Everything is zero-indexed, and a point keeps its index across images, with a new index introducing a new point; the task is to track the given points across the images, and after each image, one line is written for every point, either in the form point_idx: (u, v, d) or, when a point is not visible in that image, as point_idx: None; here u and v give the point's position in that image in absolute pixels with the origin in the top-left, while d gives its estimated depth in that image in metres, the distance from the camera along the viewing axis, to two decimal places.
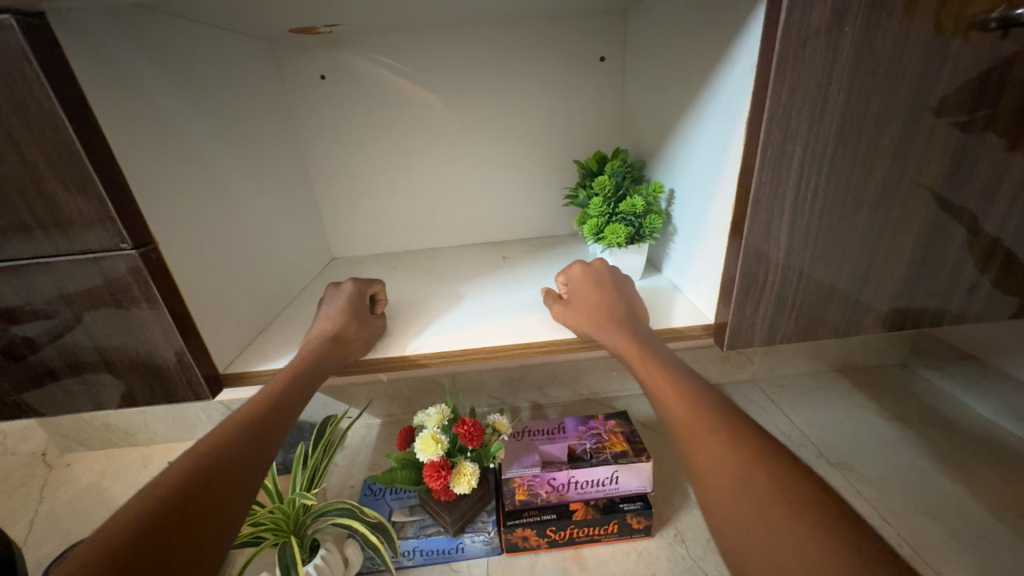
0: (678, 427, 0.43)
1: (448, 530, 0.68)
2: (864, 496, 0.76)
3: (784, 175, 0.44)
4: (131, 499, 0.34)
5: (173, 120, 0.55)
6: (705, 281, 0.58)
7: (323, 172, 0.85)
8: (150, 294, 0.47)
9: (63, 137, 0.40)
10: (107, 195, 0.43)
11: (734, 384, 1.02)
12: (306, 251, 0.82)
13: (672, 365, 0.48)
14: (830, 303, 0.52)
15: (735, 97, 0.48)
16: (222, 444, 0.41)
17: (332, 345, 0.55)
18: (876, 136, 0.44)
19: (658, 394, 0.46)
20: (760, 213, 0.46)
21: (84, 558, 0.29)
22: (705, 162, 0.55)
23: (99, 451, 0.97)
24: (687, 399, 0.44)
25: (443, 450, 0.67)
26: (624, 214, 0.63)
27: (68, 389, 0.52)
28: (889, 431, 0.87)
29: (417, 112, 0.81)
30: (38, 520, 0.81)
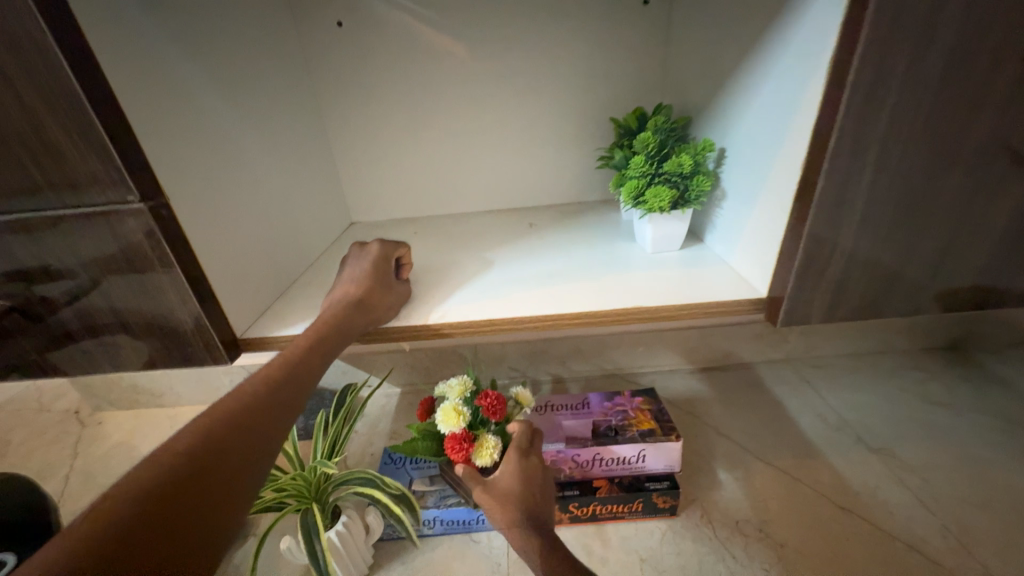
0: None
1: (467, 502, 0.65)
2: (906, 484, 0.71)
3: (871, 127, 0.38)
4: (141, 462, 0.32)
5: (183, 67, 0.51)
6: (758, 250, 0.52)
7: (341, 131, 0.81)
8: (162, 252, 0.45)
9: (59, 75, 0.36)
10: (112, 144, 0.40)
11: (767, 364, 0.97)
12: (324, 215, 0.79)
13: None
14: (903, 276, 0.46)
15: (813, 34, 0.41)
16: (235, 413, 0.38)
17: (354, 311, 0.52)
18: (987, 78, 0.37)
19: None
20: (836, 172, 0.40)
21: (82, 532, 0.27)
22: (767, 115, 0.49)
23: (128, 410, 0.99)
24: None
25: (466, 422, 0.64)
26: (669, 176, 0.57)
27: (89, 351, 0.51)
28: (935, 418, 0.82)
29: (440, 64, 0.76)
30: (73, 475, 0.84)
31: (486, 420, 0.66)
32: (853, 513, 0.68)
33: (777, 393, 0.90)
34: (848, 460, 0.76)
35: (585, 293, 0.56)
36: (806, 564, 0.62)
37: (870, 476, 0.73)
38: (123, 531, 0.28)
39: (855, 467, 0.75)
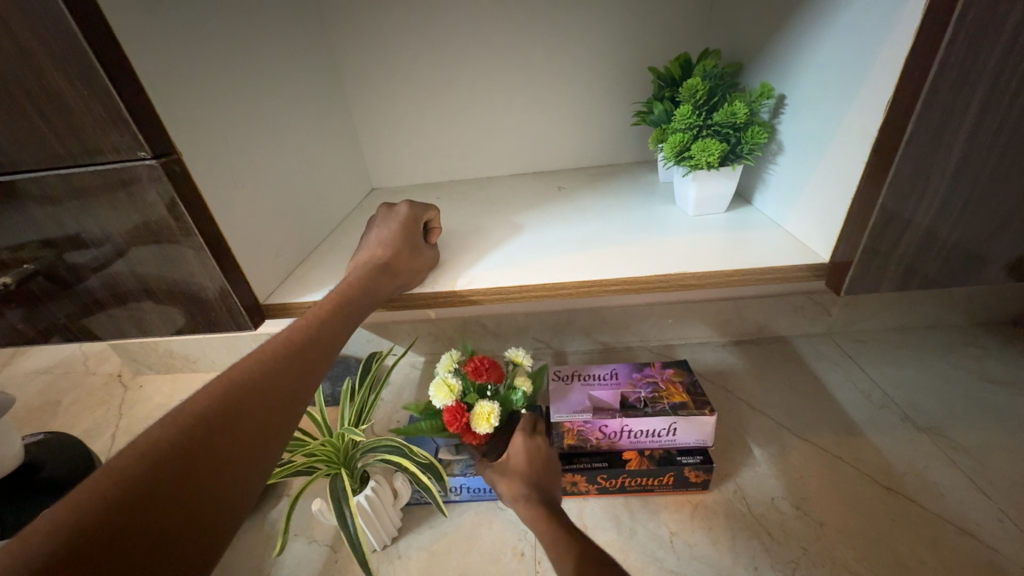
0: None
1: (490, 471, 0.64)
2: (959, 465, 0.67)
3: (982, 56, 0.32)
4: (158, 420, 0.31)
5: (196, 17, 0.48)
6: (821, 211, 0.47)
7: (358, 89, 0.77)
8: (179, 212, 0.43)
9: (56, 15, 0.33)
10: (117, 92, 0.37)
11: (805, 337, 0.92)
12: (345, 180, 0.76)
13: None
14: (991, 239, 0.41)
15: None
16: (255, 375, 0.37)
17: (379, 277, 0.50)
18: None
19: None
20: (932, 113, 0.35)
21: (97, 486, 0.26)
22: (843, 51, 0.42)
23: (165, 375, 1.02)
24: None
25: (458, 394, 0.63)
26: (719, 128, 0.52)
27: (118, 318, 0.51)
28: (993, 397, 0.76)
29: (462, 12, 0.70)
30: (119, 434, 0.88)
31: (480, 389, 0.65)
32: (899, 493, 0.64)
33: (819, 368, 0.85)
34: (895, 439, 0.71)
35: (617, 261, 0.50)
36: (846, 543, 0.59)
37: (919, 456, 0.68)
38: (135, 496, 0.27)
39: (902, 446, 0.70)
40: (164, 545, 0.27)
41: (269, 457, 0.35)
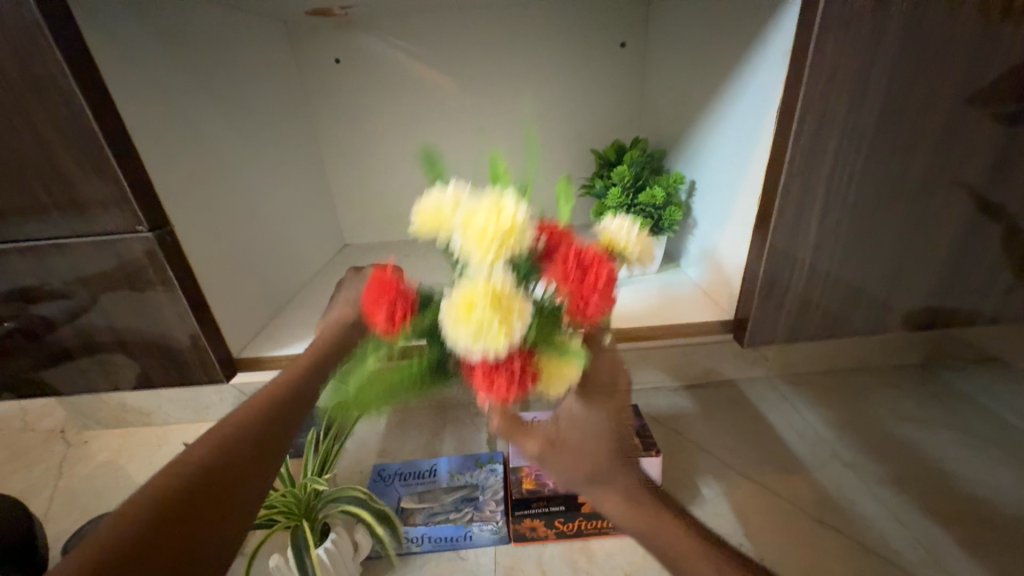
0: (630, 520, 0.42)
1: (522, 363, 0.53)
2: (879, 497, 0.74)
3: (817, 167, 0.43)
4: (159, 473, 0.35)
5: (194, 104, 0.55)
6: (725, 276, 0.57)
7: (335, 157, 0.84)
8: (165, 276, 0.47)
9: (81, 117, 0.39)
10: (124, 177, 0.42)
11: (747, 380, 0.98)
12: (319, 238, 0.82)
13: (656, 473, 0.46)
14: (857, 303, 0.50)
15: (766, 85, 0.46)
16: (245, 424, 0.41)
17: (350, 333, 0.55)
18: (919, 126, 0.42)
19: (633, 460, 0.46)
20: (789, 207, 0.44)
21: (110, 531, 0.31)
22: (732, 153, 0.54)
23: (115, 430, 0.98)
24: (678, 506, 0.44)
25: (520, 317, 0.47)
26: (644, 206, 0.63)
27: (86, 369, 0.53)
28: (907, 432, 0.84)
29: (431, 97, 0.80)
30: (59, 494, 0.83)
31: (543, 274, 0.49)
32: (828, 526, 0.70)
33: (758, 410, 0.92)
34: (824, 474, 0.78)
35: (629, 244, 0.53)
36: None
37: (845, 490, 0.75)
38: (142, 538, 0.31)
39: (831, 481, 0.77)
40: None
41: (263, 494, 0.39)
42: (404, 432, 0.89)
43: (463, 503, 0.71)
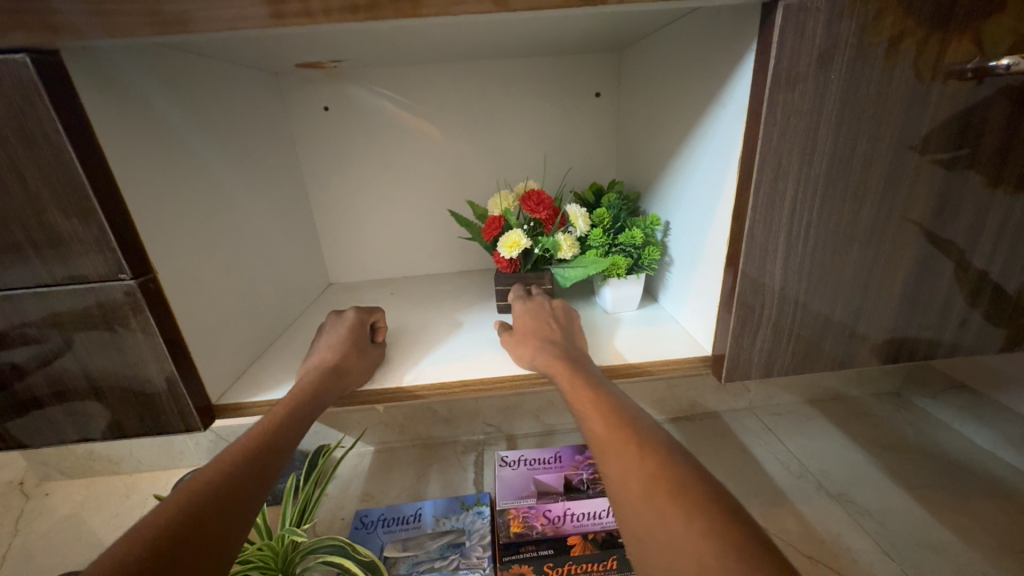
0: (601, 447, 0.44)
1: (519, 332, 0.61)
2: (865, 529, 0.73)
3: (776, 213, 0.46)
4: (119, 542, 0.34)
5: (182, 149, 0.56)
6: (702, 314, 0.59)
7: (322, 198, 0.86)
8: (144, 323, 0.46)
9: (70, 171, 0.40)
10: (110, 227, 0.43)
11: (730, 412, 1.00)
12: (304, 278, 0.82)
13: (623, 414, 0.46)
14: (826, 335, 0.52)
15: (727, 139, 0.50)
16: (214, 481, 0.40)
17: (329, 377, 0.55)
18: (865, 174, 0.45)
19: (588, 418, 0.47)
20: (755, 249, 0.47)
21: None
22: (699, 198, 0.57)
23: (80, 480, 0.93)
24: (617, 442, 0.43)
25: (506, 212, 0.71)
26: (624, 245, 0.66)
27: (55, 418, 0.51)
28: (887, 459, 0.85)
29: (417, 141, 0.83)
30: (10, 554, 0.77)
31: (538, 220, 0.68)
32: (819, 562, 0.69)
33: (743, 443, 0.92)
34: (810, 507, 0.78)
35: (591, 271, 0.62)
36: None
37: (831, 522, 0.75)
38: None
39: (818, 514, 0.76)
40: None
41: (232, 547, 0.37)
42: (389, 475, 0.87)
43: (449, 549, 0.69)
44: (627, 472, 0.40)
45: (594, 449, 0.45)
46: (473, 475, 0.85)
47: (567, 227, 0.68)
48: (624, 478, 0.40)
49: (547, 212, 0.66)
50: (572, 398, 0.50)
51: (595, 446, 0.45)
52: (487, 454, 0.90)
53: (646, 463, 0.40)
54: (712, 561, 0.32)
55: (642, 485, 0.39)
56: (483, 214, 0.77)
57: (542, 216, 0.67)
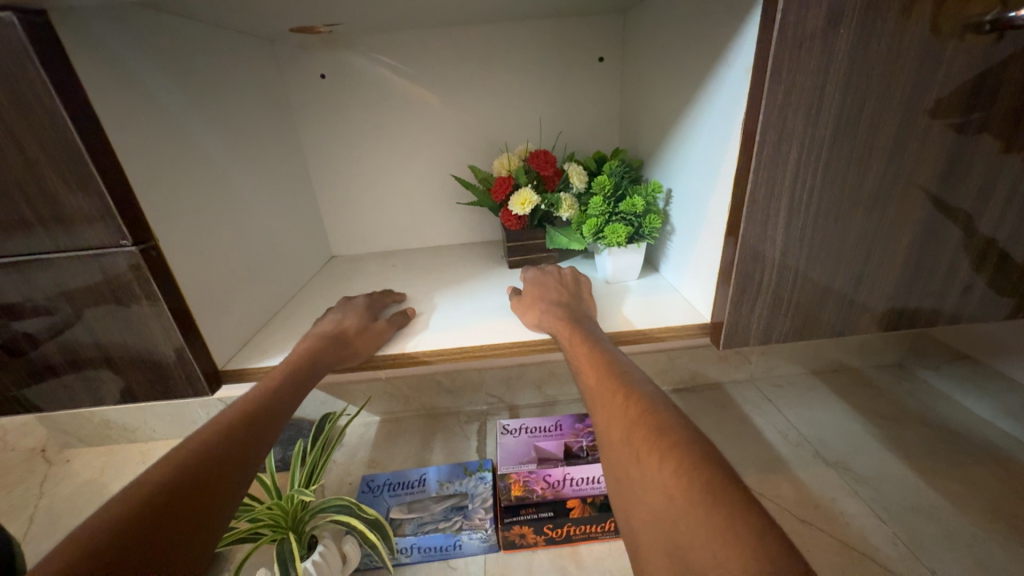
0: (594, 399, 0.45)
1: (526, 297, 0.63)
2: (859, 495, 0.74)
3: (779, 177, 0.45)
4: (126, 487, 0.36)
5: (176, 115, 0.56)
6: (702, 283, 0.59)
7: (322, 169, 0.85)
8: (150, 291, 0.47)
9: (65, 136, 0.40)
10: (109, 193, 0.43)
11: (730, 384, 1.01)
12: (306, 251, 0.83)
13: (617, 364, 0.47)
14: (825, 303, 0.52)
15: (731, 101, 0.49)
16: (214, 439, 0.42)
17: (331, 349, 0.56)
18: (873, 136, 0.44)
19: (585, 372, 0.48)
20: (756, 214, 0.46)
21: (83, 535, 0.32)
22: (702, 165, 0.56)
23: (99, 447, 0.97)
24: (608, 389, 0.44)
25: (513, 172, 0.73)
26: (625, 214, 0.64)
27: (70, 385, 0.52)
28: (884, 429, 0.86)
29: (415, 110, 0.82)
30: (37, 515, 0.82)
31: (542, 178, 0.72)
32: (811, 525, 0.70)
33: (742, 413, 0.93)
34: (806, 473, 0.79)
35: (576, 247, 0.68)
36: None
37: (826, 488, 0.76)
38: (116, 538, 0.32)
39: (813, 480, 0.78)
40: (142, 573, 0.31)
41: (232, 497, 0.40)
42: (394, 443, 0.89)
43: (453, 512, 0.71)
44: (613, 422, 0.41)
45: (588, 403, 0.47)
46: (476, 443, 0.88)
47: (565, 187, 0.72)
48: (612, 425, 0.41)
49: (554, 170, 0.71)
50: (572, 356, 0.52)
51: (587, 399, 0.47)
52: (490, 423, 0.93)
53: (630, 411, 0.40)
54: (680, 497, 0.32)
55: (625, 430, 0.39)
56: (485, 178, 0.77)
57: (547, 173, 0.71)
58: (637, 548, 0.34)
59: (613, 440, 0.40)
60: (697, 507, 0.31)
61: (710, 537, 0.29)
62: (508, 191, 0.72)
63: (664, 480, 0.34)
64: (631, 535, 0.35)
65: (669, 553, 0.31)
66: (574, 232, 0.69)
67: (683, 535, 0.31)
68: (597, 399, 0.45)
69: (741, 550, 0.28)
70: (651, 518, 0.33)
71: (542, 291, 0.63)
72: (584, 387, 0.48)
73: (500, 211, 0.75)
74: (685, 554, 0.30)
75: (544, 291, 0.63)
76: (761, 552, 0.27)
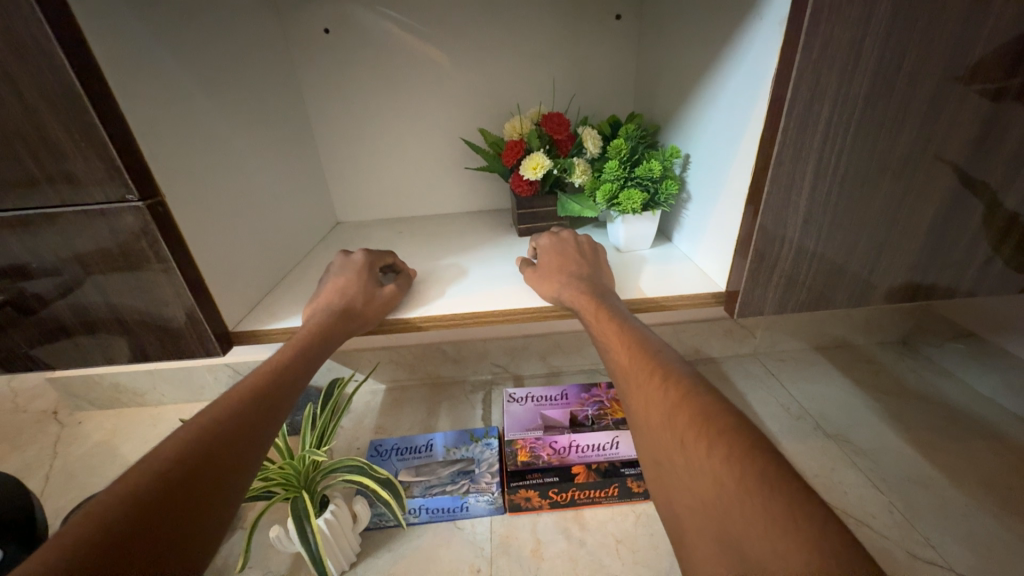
0: (628, 379, 0.45)
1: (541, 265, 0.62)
2: (858, 465, 0.75)
3: (807, 139, 0.43)
4: (142, 459, 0.36)
5: (178, 68, 0.53)
6: (717, 252, 0.58)
7: (327, 131, 0.83)
8: (158, 249, 0.46)
9: (65, 82, 0.38)
10: (112, 144, 0.41)
11: (734, 358, 1.01)
12: (311, 215, 0.82)
13: (650, 345, 0.46)
14: (843, 272, 0.51)
15: (759, 58, 0.47)
16: (225, 413, 0.42)
17: (338, 317, 0.56)
18: (908, 97, 0.42)
19: (615, 349, 0.48)
20: (781, 178, 0.45)
21: (101, 506, 0.31)
22: (724, 128, 0.54)
23: (108, 410, 0.98)
24: (644, 368, 0.44)
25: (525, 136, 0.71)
26: (641, 179, 0.63)
27: (82, 344, 0.52)
28: (886, 404, 0.87)
29: (423, 70, 0.79)
30: (52, 474, 0.83)
31: (554, 143, 0.70)
32: None
33: (745, 386, 0.94)
34: (807, 444, 0.80)
35: (588, 214, 0.67)
36: None
37: (825, 459, 0.77)
38: (135, 509, 0.32)
39: (814, 451, 0.79)
40: (160, 544, 0.31)
41: (247, 470, 0.40)
42: (401, 410, 0.90)
43: (460, 476, 0.72)
44: (652, 404, 0.41)
45: (620, 382, 0.47)
46: (481, 411, 0.89)
47: (579, 152, 0.71)
48: (651, 406, 0.41)
49: (567, 134, 0.69)
50: (599, 333, 0.51)
51: (618, 376, 0.47)
52: (495, 393, 0.94)
53: (670, 393, 0.40)
54: (732, 483, 0.31)
55: (666, 414, 0.39)
56: (495, 141, 0.75)
57: (560, 138, 0.69)
58: (680, 529, 0.34)
59: (651, 421, 0.40)
60: (753, 497, 0.30)
61: (767, 525, 0.29)
62: (520, 155, 0.70)
63: (713, 466, 0.33)
64: (672, 517, 0.36)
65: (719, 537, 0.31)
66: (586, 199, 0.67)
67: (735, 521, 0.30)
68: (630, 376, 0.45)
69: (802, 539, 0.27)
70: (698, 503, 0.33)
71: (560, 261, 0.62)
72: (613, 363, 0.48)
73: (510, 176, 0.73)
74: (739, 540, 0.30)
75: (563, 261, 0.62)
76: (823, 542, 0.27)
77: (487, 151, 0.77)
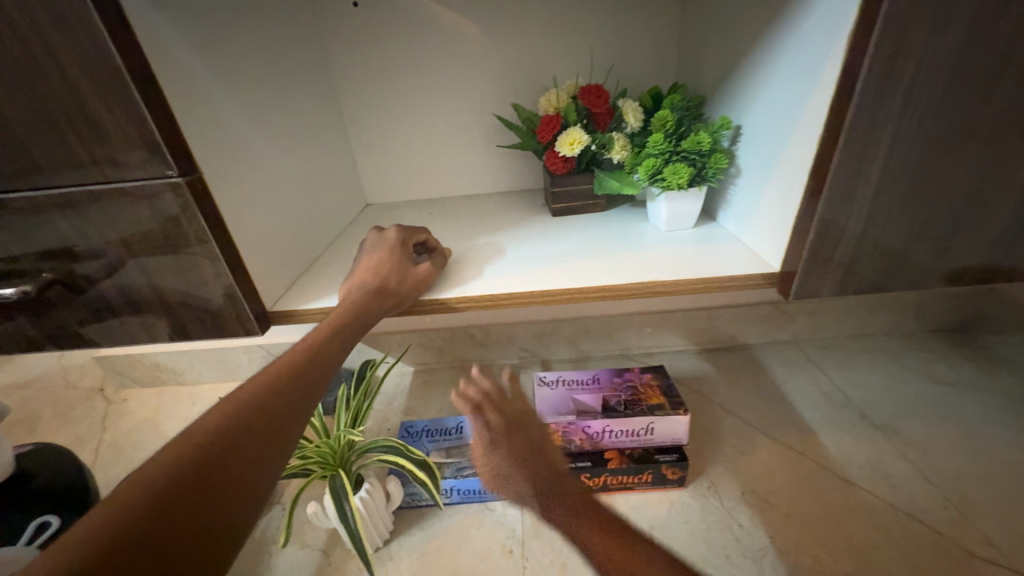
0: None
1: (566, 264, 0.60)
2: (908, 457, 0.72)
3: (886, 100, 0.39)
4: (179, 435, 0.36)
5: (212, 41, 0.52)
6: (770, 230, 0.55)
7: (356, 110, 0.82)
8: (198, 226, 0.46)
9: (103, 51, 0.37)
10: (150, 117, 0.41)
11: (772, 344, 0.97)
12: (342, 196, 0.81)
13: None
14: (914, 252, 0.47)
15: (830, 13, 0.42)
16: (260, 391, 0.41)
17: (374, 296, 0.55)
18: (1007, 50, 0.37)
19: None
20: (851, 146, 0.41)
21: (139, 483, 0.31)
22: (784, 95, 0.50)
23: (151, 388, 1.02)
24: None
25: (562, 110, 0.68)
26: (687, 153, 0.59)
27: (127, 323, 0.53)
28: (939, 394, 0.82)
29: (453, 43, 0.76)
30: (103, 447, 0.87)
31: (593, 117, 0.67)
32: (855, 484, 0.68)
33: (784, 373, 0.90)
34: (852, 434, 0.76)
35: (628, 191, 0.64)
36: (810, 531, 0.62)
37: (872, 450, 0.73)
38: (171, 490, 0.31)
39: (860, 441, 0.75)
40: (195, 527, 0.31)
41: (281, 452, 0.40)
42: (430, 392, 0.91)
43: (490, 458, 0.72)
44: None
45: None
46: (510, 395, 0.88)
47: (618, 127, 0.68)
48: None
49: (606, 108, 0.66)
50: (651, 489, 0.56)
51: None
52: (524, 376, 0.93)
53: None
54: None
55: None
56: (529, 117, 0.72)
57: (599, 112, 0.66)
58: None
59: None
60: None
61: None
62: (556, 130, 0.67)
63: None
64: None
65: None
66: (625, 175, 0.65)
67: None
68: None
69: None
70: None
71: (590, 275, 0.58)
72: None
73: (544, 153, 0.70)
74: None
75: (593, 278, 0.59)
76: None
77: (520, 127, 0.74)
